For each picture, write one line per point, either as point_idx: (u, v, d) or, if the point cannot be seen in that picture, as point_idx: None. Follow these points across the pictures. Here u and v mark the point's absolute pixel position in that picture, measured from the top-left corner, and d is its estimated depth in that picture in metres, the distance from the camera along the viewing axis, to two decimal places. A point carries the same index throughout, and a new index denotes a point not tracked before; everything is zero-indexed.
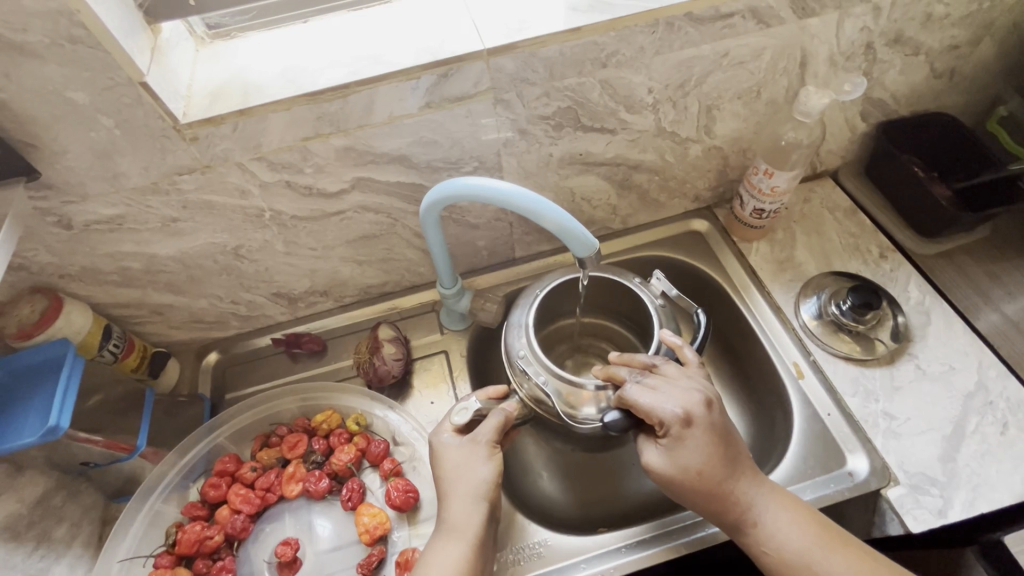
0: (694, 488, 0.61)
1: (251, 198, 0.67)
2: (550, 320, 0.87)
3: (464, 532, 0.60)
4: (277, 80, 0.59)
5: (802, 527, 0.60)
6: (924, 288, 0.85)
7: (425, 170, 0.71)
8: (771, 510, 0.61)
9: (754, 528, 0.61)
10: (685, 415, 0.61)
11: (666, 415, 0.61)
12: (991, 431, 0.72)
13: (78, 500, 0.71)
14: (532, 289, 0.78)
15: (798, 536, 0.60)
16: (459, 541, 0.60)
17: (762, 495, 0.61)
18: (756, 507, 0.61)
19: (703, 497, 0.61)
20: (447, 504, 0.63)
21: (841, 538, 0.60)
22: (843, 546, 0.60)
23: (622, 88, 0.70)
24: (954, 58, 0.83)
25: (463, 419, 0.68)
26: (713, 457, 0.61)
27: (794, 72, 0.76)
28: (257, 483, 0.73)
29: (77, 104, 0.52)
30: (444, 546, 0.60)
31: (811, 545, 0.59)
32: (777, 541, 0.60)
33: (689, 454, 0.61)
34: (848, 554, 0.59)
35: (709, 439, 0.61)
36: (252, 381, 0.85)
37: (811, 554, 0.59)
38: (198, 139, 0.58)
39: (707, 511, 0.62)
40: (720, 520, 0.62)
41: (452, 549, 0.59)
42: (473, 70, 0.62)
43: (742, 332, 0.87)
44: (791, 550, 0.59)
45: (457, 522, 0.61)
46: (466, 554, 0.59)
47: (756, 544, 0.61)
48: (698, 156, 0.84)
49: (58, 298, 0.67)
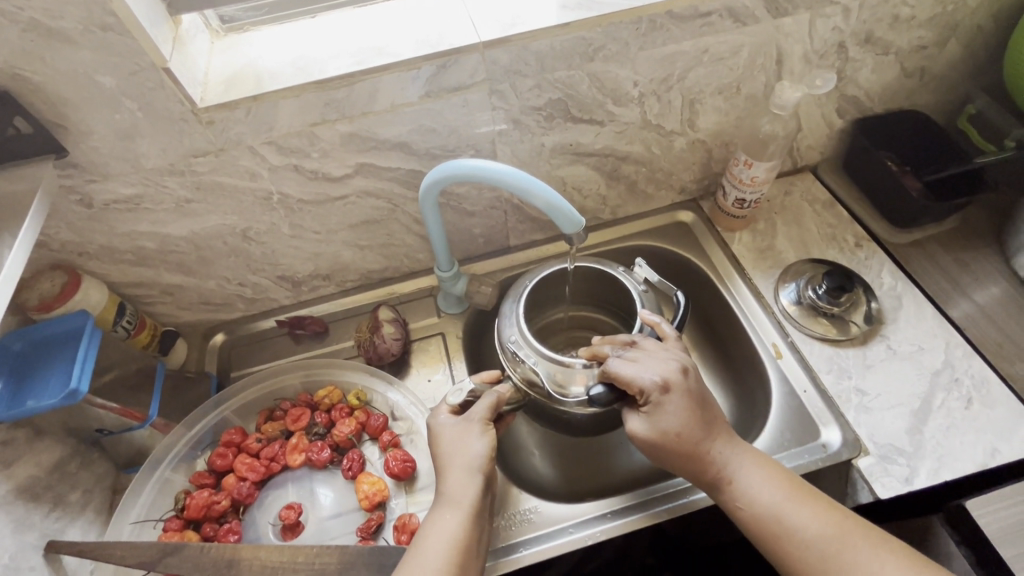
0: (674, 450, 0.65)
1: (260, 180, 0.71)
2: (541, 311, 0.91)
3: (461, 502, 0.64)
4: (287, 69, 0.64)
5: (774, 483, 0.64)
6: (896, 274, 0.90)
7: (424, 157, 0.75)
8: (745, 468, 0.65)
9: (730, 485, 0.65)
10: (662, 382, 0.66)
11: (646, 383, 0.66)
12: (956, 406, 0.76)
13: (91, 468, 0.74)
14: (523, 280, 0.83)
15: (769, 491, 0.64)
16: (456, 509, 0.64)
17: (736, 455, 0.66)
18: (731, 465, 0.65)
19: (682, 458, 0.66)
20: (445, 476, 0.66)
21: (812, 494, 0.64)
22: (812, 500, 0.63)
23: (609, 82, 0.75)
24: (922, 58, 0.89)
25: (458, 400, 0.72)
26: (689, 420, 0.66)
27: (772, 69, 0.81)
28: (262, 452, 0.77)
29: (104, 87, 0.57)
30: (443, 514, 0.64)
31: (782, 499, 0.63)
32: (751, 497, 0.64)
33: (668, 418, 0.65)
34: (817, 508, 0.62)
35: (685, 404, 0.66)
36: (257, 361, 0.89)
37: (781, 506, 0.63)
38: (213, 122, 0.62)
39: (686, 471, 0.66)
40: (697, 478, 0.66)
41: (450, 518, 0.63)
42: (469, 62, 0.66)
43: (724, 317, 0.92)
44: (763, 503, 0.63)
45: (454, 492, 0.65)
46: (463, 521, 0.63)
47: (732, 500, 0.65)
48: (683, 149, 0.89)
49: (77, 275, 0.71)
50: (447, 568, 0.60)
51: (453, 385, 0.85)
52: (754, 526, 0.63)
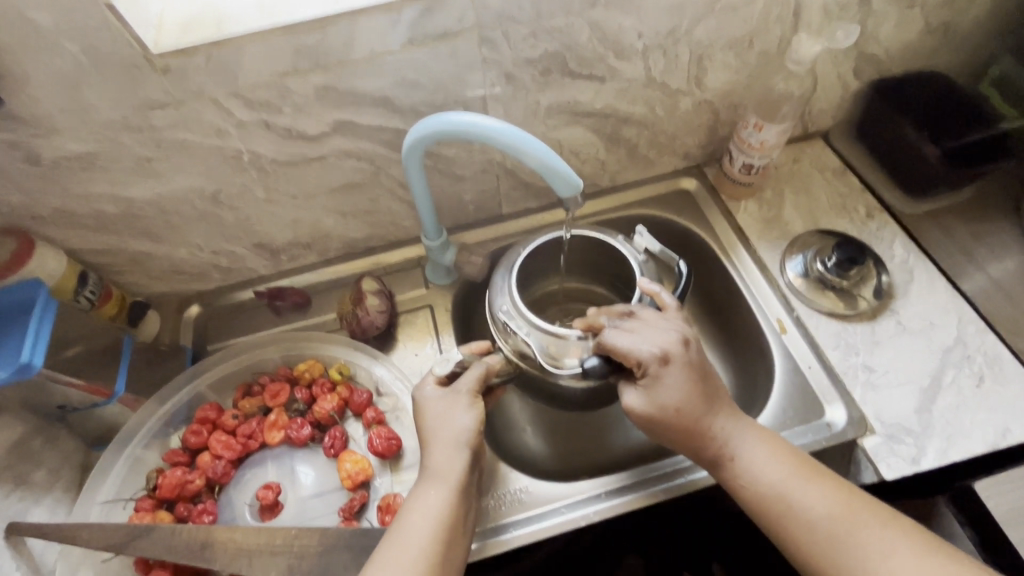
0: (672, 425, 0.62)
1: (228, 137, 0.65)
2: (535, 282, 0.87)
3: (447, 477, 0.61)
4: (252, 10, 0.57)
5: (777, 460, 0.61)
6: (909, 247, 0.85)
7: (409, 114, 0.69)
8: (748, 444, 0.62)
9: (731, 462, 0.62)
10: (661, 353, 0.62)
11: (644, 354, 0.62)
12: (967, 384, 0.73)
13: (57, 446, 0.70)
14: (516, 249, 0.78)
15: (773, 468, 0.61)
16: (442, 486, 0.60)
17: (739, 431, 0.63)
18: (733, 441, 0.62)
19: (681, 434, 0.62)
20: (429, 451, 0.63)
21: (818, 471, 0.61)
22: (818, 478, 0.60)
23: (611, 33, 0.68)
24: (948, 13, 0.82)
25: (445, 370, 0.68)
26: (690, 394, 0.62)
27: (788, 21, 0.74)
28: (238, 430, 0.73)
29: (41, 25, 0.50)
30: (428, 493, 0.60)
31: (786, 477, 0.60)
32: (753, 475, 0.61)
33: (667, 391, 0.62)
34: (824, 485, 0.59)
35: (686, 377, 0.62)
36: (234, 334, 0.85)
37: (785, 484, 0.60)
38: (170, 70, 0.56)
39: (685, 446, 0.63)
40: (697, 455, 0.63)
41: (435, 494, 0.60)
42: (456, 5, 0.60)
43: (726, 290, 0.87)
44: (767, 481, 0.60)
45: (439, 468, 0.61)
46: (449, 498, 0.60)
47: (733, 477, 0.62)
48: (689, 111, 0.83)
49: (30, 240, 0.66)
50: (431, 549, 0.56)
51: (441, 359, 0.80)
52: (757, 505, 0.60)
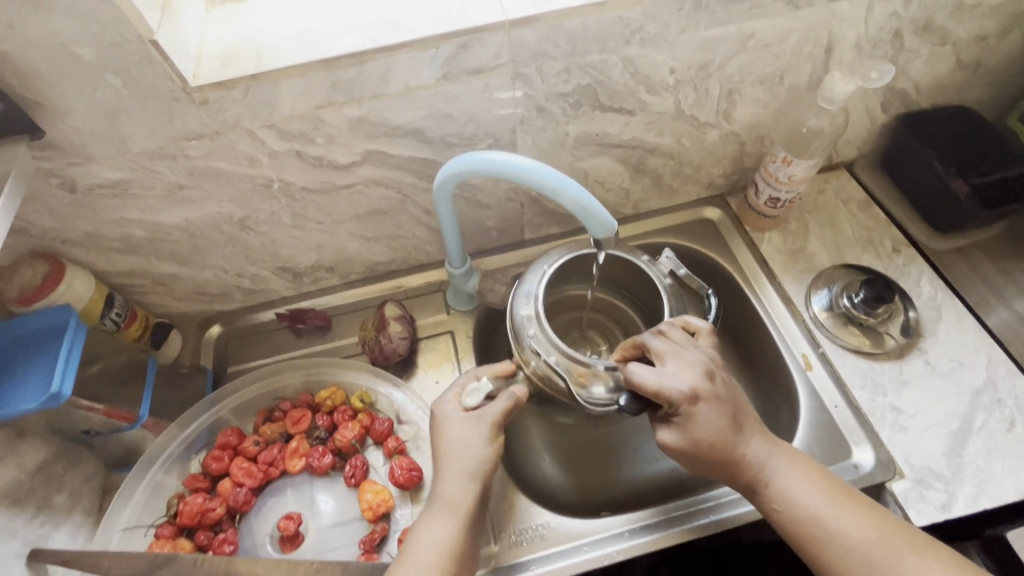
0: (708, 455, 0.61)
1: (260, 166, 0.65)
2: (557, 291, 0.84)
3: (457, 510, 0.60)
4: (290, 43, 0.57)
5: (814, 486, 0.60)
6: (936, 283, 0.84)
7: (439, 145, 0.69)
8: (782, 469, 0.61)
9: (767, 487, 0.61)
10: (691, 393, 0.60)
11: (674, 395, 0.60)
12: (998, 428, 0.72)
13: (78, 468, 0.70)
14: (539, 264, 0.75)
15: (809, 494, 0.60)
16: (452, 520, 0.59)
17: (772, 456, 0.62)
18: (767, 466, 0.62)
19: (714, 464, 0.62)
20: (442, 477, 0.61)
21: (854, 497, 0.60)
22: (855, 504, 0.59)
23: (644, 68, 0.68)
24: (981, 49, 0.81)
25: (475, 400, 0.65)
26: (722, 427, 0.61)
27: (820, 57, 0.74)
28: (260, 456, 0.73)
29: (84, 59, 0.50)
30: (437, 518, 0.59)
31: (822, 502, 0.59)
32: (790, 500, 0.60)
33: (699, 428, 0.60)
34: (861, 511, 0.59)
35: (718, 404, 0.61)
36: (255, 355, 0.84)
37: (823, 511, 0.59)
38: (208, 102, 0.56)
39: (720, 474, 0.62)
40: (732, 481, 0.62)
41: (443, 527, 0.59)
42: (493, 42, 0.60)
43: (750, 322, 0.86)
44: (804, 507, 0.59)
45: (450, 497, 0.60)
46: (457, 533, 0.59)
47: (767, 503, 0.61)
48: (716, 142, 0.83)
49: (60, 264, 0.66)
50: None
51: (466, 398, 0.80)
52: (795, 532, 0.59)
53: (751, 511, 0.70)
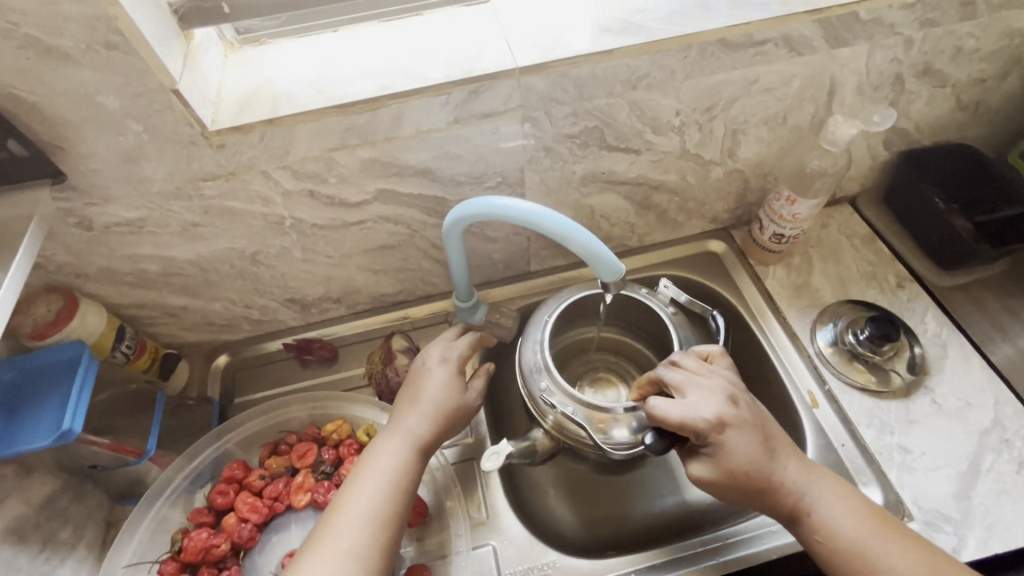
0: (745, 485, 0.60)
1: (273, 205, 0.66)
2: (562, 336, 0.85)
3: (410, 437, 0.63)
4: (306, 89, 0.59)
5: (857, 516, 0.60)
6: (941, 319, 0.84)
7: (448, 184, 0.70)
8: (823, 498, 0.61)
9: (808, 517, 0.61)
10: (717, 420, 0.60)
11: (699, 425, 0.60)
12: (1007, 470, 0.71)
13: (84, 502, 0.70)
14: (541, 312, 0.76)
15: (853, 524, 0.60)
16: (402, 445, 0.63)
17: (813, 484, 0.62)
18: (808, 495, 0.61)
19: (752, 493, 0.61)
20: (405, 410, 0.65)
21: (897, 530, 0.60)
22: (898, 536, 0.59)
23: (649, 111, 0.70)
24: (980, 91, 0.83)
25: (495, 464, 0.66)
26: (756, 453, 0.60)
27: (822, 100, 0.76)
28: (265, 491, 0.72)
29: (108, 108, 0.52)
30: (389, 446, 0.63)
31: (867, 534, 0.59)
32: (832, 531, 0.60)
33: (732, 457, 0.60)
34: (903, 545, 0.59)
35: (747, 429, 0.61)
36: (261, 387, 0.85)
37: (868, 544, 0.58)
38: (225, 146, 0.58)
39: (759, 503, 0.62)
40: (772, 510, 0.62)
41: (393, 450, 0.62)
42: (503, 88, 0.61)
43: (757, 359, 0.86)
44: (847, 538, 0.59)
45: (407, 426, 0.64)
46: (403, 457, 0.62)
47: (808, 532, 0.61)
48: (720, 179, 0.84)
49: (74, 298, 0.67)
50: (382, 507, 0.58)
51: (476, 443, 0.79)
52: (838, 563, 0.59)
53: (760, 551, 0.69)
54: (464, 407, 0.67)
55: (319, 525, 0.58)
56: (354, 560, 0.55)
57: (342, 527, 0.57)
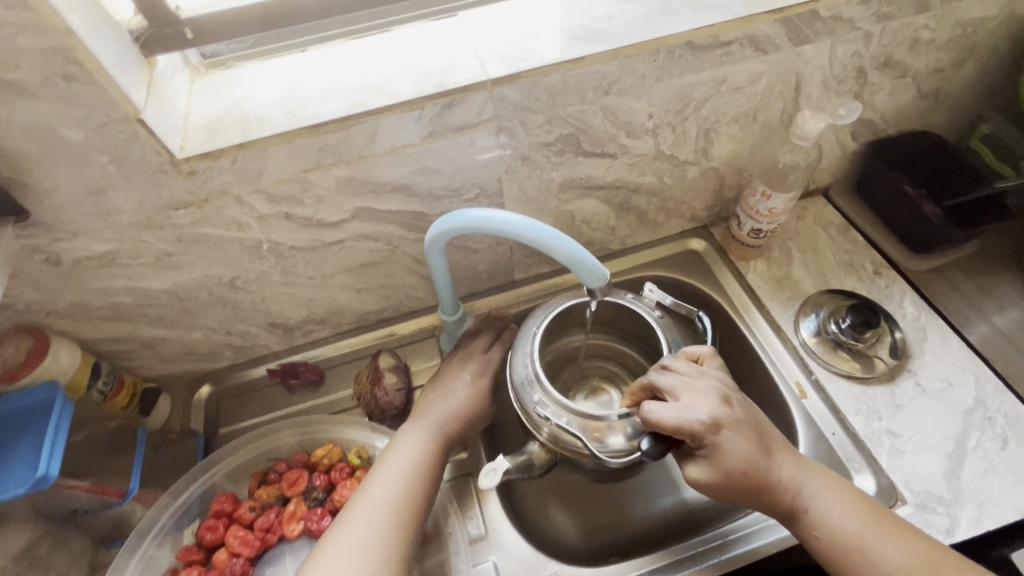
0: (743, 484, 0.61)
1: (249, 229, 0.65)
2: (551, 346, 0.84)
3: (425, 439, 0.69)
4: (277, 110, 0.58)
5: (853, 510, 0.61)
6: (919, 304, 0.86)
7: (426, 198, 0.70)
8: (820, 493, 0.62)
9: (805, 513, 0.61)
10: (711, 421, 0.60)
11: (694, 427, 0.59)
12: (992, 447, 0.73)
13: (66, 548, 0.67)
14: (528, 324, 0.75)
15: (849, 518, 0.60)
16: (417, 445, 0.68)
17: (810, 480, 0.62)
18: (805, 491, 0.61)
19: (750, 491, 0.61)
20: (424, 414, 0.71)
21: (893, 522, 0.61)
22: (896, 529, 0.60)
23: (623, 115, 0.70)
24: (939, 79, 0.85)
25: (494, 481, 0.66)
26: (751, 451, 0.61)
27: (790, 96, 0.77)
28: (256, 523, 0.70)
29: (71, 141, 0.51)
30: (407, 443, 0.68)
31: (863, 527, 0.60)
32: (829, 526, 0.60)
33: (728, 457, 0.60)
34: (900, 536, 0.59)
35: (743, 426, 0.61)
36: (247, 415, 0.83)
37: (865, 537, 0.59)
38: (196, 172, 0.56)
39: (758, 502, 0.62)
40: (771, 508, 0.62)
41: (409, 449, 0.68)
42: (475, 100, 0.61)
43: (744, 355, 0.87)
44: (844, 532, 0.60)
45: (424, 428, 0.70)
46: (418, 455, 0.67)
47: (806, 528, 0.61)
48: (696, 178, 0.85)
49: (45, 338, 0.64)
50: (394, 501, 0.62)
51: (470, 458, 0.78)
52: (836, 558, 0.60)
53: (761, 546, 0.69)
54: (475, 416, 0.73)
55: (336, 520, 0.62)
56: (362, 552, 0.58)
57: (358, 518, 0.60)
